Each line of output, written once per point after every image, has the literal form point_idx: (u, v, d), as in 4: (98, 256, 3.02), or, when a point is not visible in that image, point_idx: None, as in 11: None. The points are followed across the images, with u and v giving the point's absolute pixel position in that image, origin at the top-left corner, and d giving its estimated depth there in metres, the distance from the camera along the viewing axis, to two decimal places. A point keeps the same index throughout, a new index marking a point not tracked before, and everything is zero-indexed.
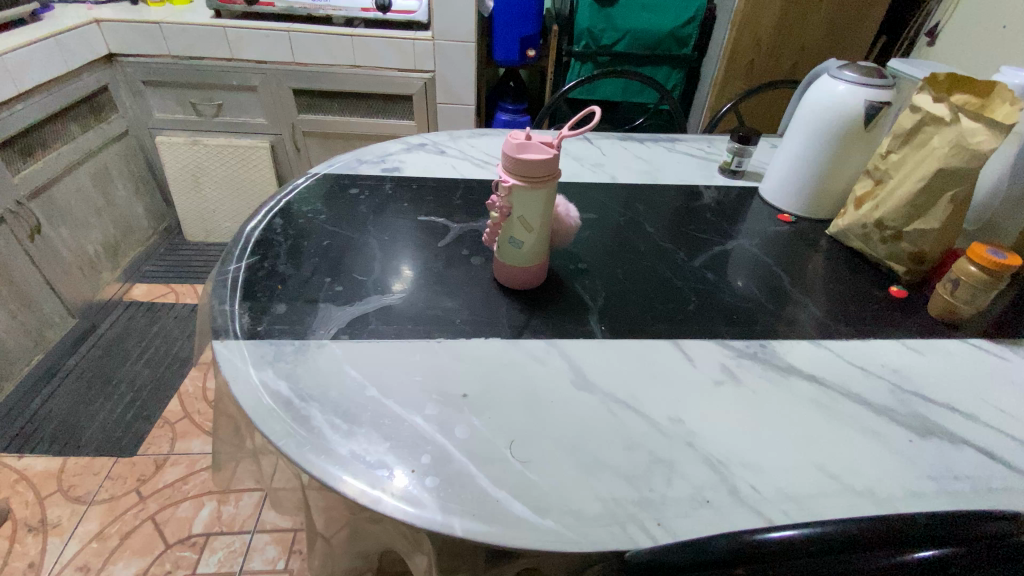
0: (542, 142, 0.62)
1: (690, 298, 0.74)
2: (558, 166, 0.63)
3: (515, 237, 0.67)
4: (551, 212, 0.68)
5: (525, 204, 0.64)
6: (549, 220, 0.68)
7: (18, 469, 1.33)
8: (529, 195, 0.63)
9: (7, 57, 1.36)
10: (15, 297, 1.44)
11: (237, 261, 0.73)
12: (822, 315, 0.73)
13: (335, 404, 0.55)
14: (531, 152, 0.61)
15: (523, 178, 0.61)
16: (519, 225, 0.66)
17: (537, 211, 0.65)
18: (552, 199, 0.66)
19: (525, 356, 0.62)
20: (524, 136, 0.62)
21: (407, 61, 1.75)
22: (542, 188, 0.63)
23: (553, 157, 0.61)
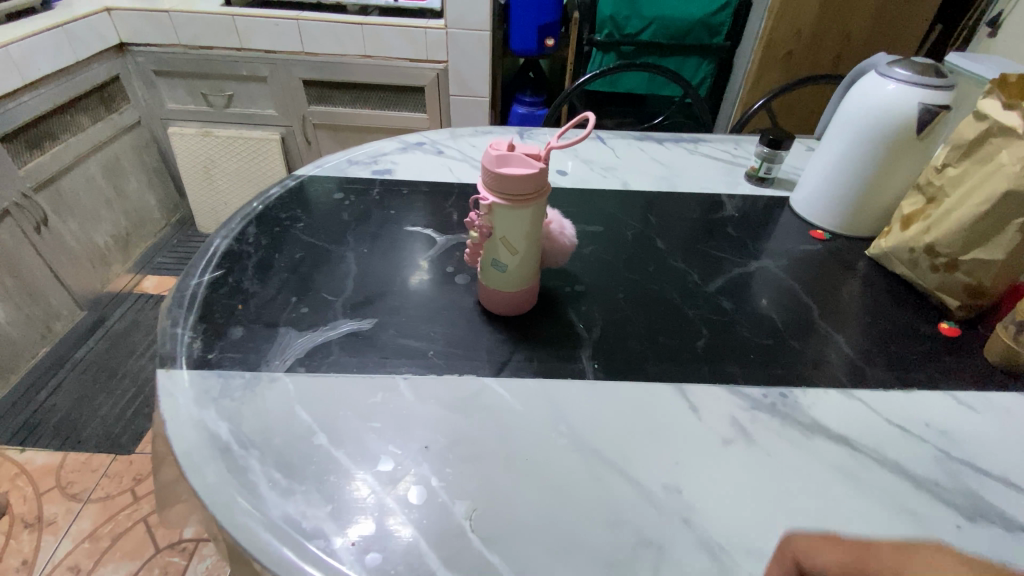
0: (527, 154, 0.54)
1: (701, 331, 0.64)
2: (547, 181, 0.54)
3: (497, 260, 0.59)
4: (540, 232, 0.59)
5: (507, 224, 0.55)
6: (537, 241, 0.59)
7: (19, 463, 1.32)
8: (512, 214, 0.55)
9: (12, 48, 1.32)
10: (22, 290, 1.43)
11: (200, 276, 0.67)
12: (857, 356, 0.63)
13: (278, 454, 0.48)
14: (513, 165, 0.53)
15: (505, 195, 0.53)
16: (502, 247, 0.57)
17: (522, 232, 0.56)
18: (539, 218, 0.57)
19: (501, 399, 0.54)
20: (506, 147, 0.53)
21: (419, 51, 1.66)
22: (528, 207, 0.54)
23: (540, 171, 0.52)
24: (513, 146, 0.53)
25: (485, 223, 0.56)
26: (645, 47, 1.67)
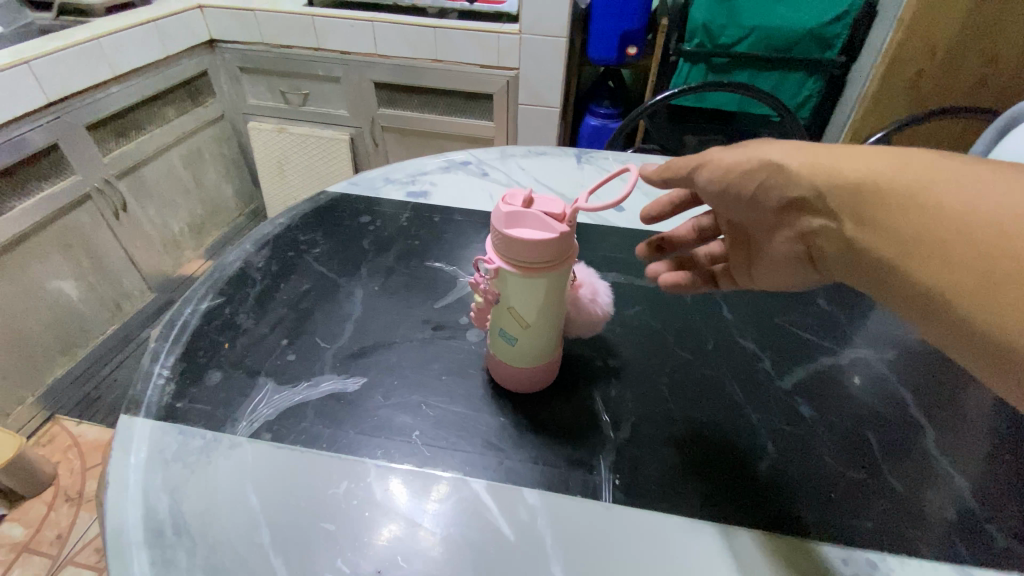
0: (548, 210, 0.42)
1: (764, 446, 0.49)
2: (569, 247, 0.42)
3: (505, 331, 0.48)
4: (561, 304, 0.48)
5: (519, 295, 0.44)
6: (557, 314, 0.48)
7: (73, 436, 1.36)
8: (524, 283, 0.43)
9: (104, 39, 1.37)
10: (95, 270, 1.48)
11: (197, 304, 0.62)
12: (981, 512, 0.46)
13: (209, 551, 0.41)
14: (526, 228, 0.41)
15: (516, 261, 0.42)
16: (510, 318, 0.46)
17: (537, 306, 0.45)
18: (559, 289, 0.45)
19: (486, 513, 0.44)
20: (521, 202, 0.42)
21: (490, 57, 1.54)
22: (544, 277, 0.43)
23: (561, 238, 0.41)
24: (530, 199, 0.42)
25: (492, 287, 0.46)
26: (742, 58, 1.44)
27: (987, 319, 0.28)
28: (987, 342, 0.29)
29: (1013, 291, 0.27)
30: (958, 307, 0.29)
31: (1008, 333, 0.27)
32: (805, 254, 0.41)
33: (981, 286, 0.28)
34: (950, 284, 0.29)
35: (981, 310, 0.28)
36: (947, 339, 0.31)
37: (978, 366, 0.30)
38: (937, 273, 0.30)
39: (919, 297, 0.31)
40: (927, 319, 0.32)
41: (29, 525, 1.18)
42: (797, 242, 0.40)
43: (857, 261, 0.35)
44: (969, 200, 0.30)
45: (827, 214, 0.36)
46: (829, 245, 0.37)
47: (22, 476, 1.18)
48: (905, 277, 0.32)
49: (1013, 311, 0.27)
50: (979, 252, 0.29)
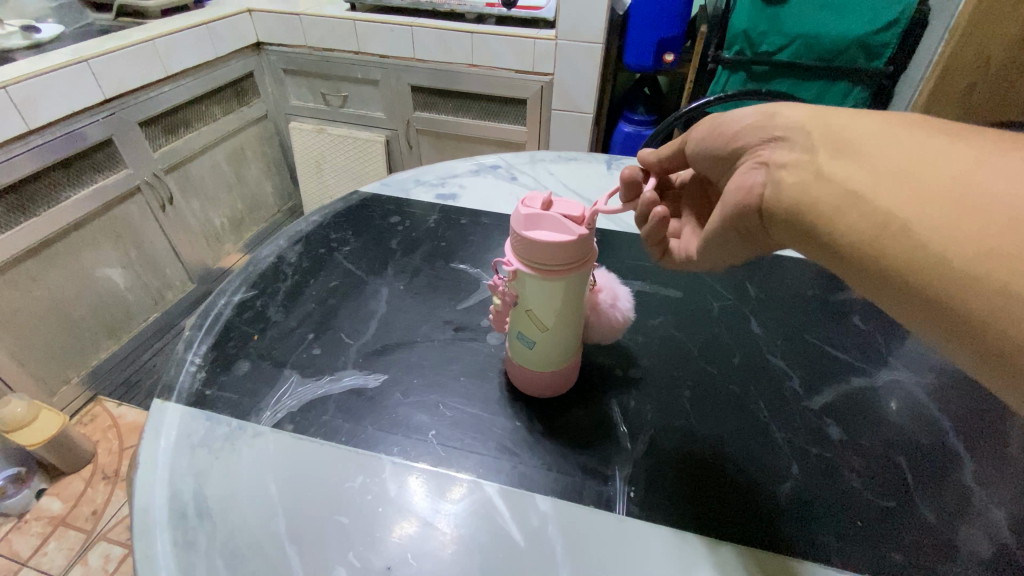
0: (567, 213, 0.42)
1: (791, 467, 0.48)
2: (590, 249, 0.42)
3: (523, 334, 0.48)
4: (581, 308, 0.47)
5: (537, 298, 0.44)
6: (575, 319, 0.47)
7: (113, 417, 1.43)
8: (542, 287, 0.43)
9: (158, 41, 1.44)
10: (141, 259, 1.55)
11: (231, 296, 0.65)
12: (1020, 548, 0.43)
13: (228, 536, 0.42)
14: (545, 230, 0.41)
15: (535, 265, 0.42)
16: (529, 320, 0.46)
17: (555, 309, 0.45)
18: (578, 294, 0.45)
19: (498, 517, 0.44)
20: (540, 204, 0.42)
21: (526, 62, 1.55)
22: (562, 281, 0.43)
23: (581, 241, 0.41)
24: (550, 201, 0.43)
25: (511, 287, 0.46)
26: (783, 66, 1.40)
27: (936, 240, 0.29)
28: (931, 268, 0.29)
29: (966, 215, 0.28)
30: (910, 230, 0.30)
31: (952, 251, 0.28)
32: (756, 197, 0.39)
33: (935, 204, 0.30)
34: (909, 207, 0.30)
35: (932, 231, 0.29)
36: (882, 273, 0.31)
37: (906, 302, 0.31)
38: (896, 199, 0.31)
39: (870, 225, 0.32)
40: (870, 253, 0.32)
41: (67, 499, 1.23)
42: (756, 174, 0.39)
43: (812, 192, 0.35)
44: (938, 146, 0.32)
45: (800, 149, 0.37)
46: (790, 176, 0.36)
47: (63, 452, 1.24)
48: (862, 203, 0.32)
49: (962, 234, 0.28)
50: (942, 182, 0.30)
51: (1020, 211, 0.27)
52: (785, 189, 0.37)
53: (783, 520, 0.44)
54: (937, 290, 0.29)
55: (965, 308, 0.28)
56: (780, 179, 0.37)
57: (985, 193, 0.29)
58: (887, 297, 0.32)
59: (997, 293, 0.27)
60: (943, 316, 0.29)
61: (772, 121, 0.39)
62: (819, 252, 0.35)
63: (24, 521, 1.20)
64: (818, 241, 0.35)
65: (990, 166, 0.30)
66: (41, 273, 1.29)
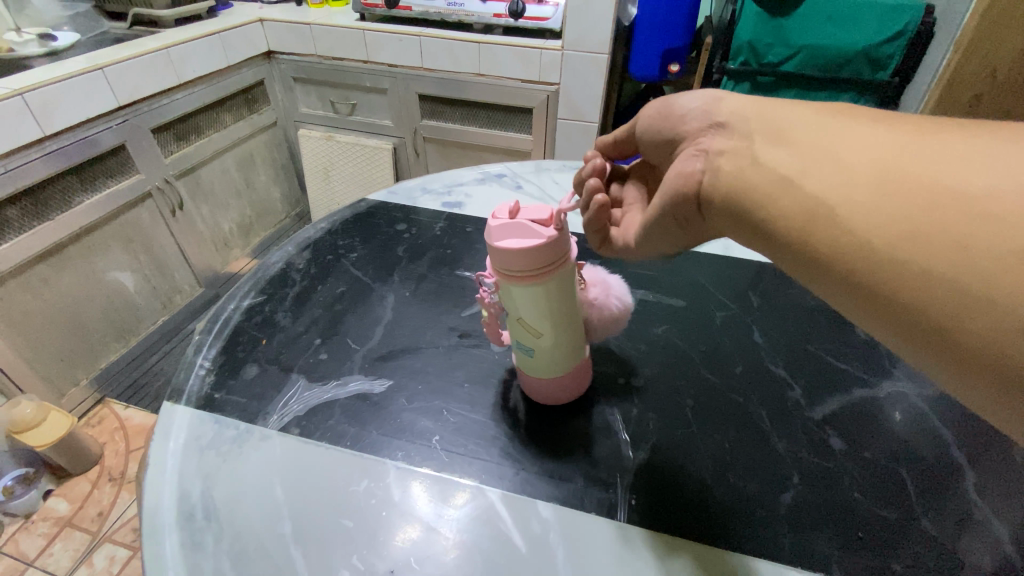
0: (535, 218, 0.43)
1: (790, 476, 0.48)
2: (563, 248, 0.43)
3: (520, 342, 0.49)
4: (570, 309, 0.47)
5: (522, 305, 0.45)
6: (568, 321, 0.48)
7: (121, 419, 1.44)
8: (524, 292, 0.44)
9: (172, 49, 1.47)
10: (150, 263, 1.57)
11: (240, 301, 0.66)
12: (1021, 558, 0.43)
13: (234, 537, 0.43)
14: (515, 238, 0.42)
15: (514, 273, 0.43)
16: (522, 328, 0.47)
17: (541, 313, 0.45)
18: (562, 296, 0.45)
19: (500, 522, 0.44)
20: (507, 214, 0.43)
21: (532, 71, 1.56)
22: (539, 285, 0.43)
23: (551, 243, 0.42)
24: (516, 209, 0.43)
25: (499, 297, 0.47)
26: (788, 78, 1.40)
27: (862, 224, 0.29)
28: (857, 253, 0.29)
29: (892, 197, 0.29)
30: (838, 214, 0.30)
31: (876, 234, 0.29)
32: (694, 185, 0.38)
33: (860, 188, 0.30)
34: (838, 192, 0.30)
35: (860, 215, 0.29)
36: (813, 258, 0.32)
37: (837, 286, 0.31)
38: (825, 183, 0.31)
39: (801, 209, 0.32)
40: (803, 238, 0.32)
41: (74, 501, 1.24)
42: (694, 161, 0.38)
43: (747, 177, 0.35)
44: (868, 127, 0.33)
45: (739, 136, 0.37)
46: (728, 164, 0.36)
47: (70, 453, 1.25)
48: (793, 188, 0.32)
49: (887, 217, 0.28)
50: (870, 163, 0.30)
51: (941, 191, 0.27)
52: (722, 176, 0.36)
53: (769, 526, 0.44)
54: (865, 270, 0.29)
55: (893, 290, 0.28)
56: (717, 166, 0.37)
57: (910, 172, 0.29)
58: (819, 280, 0.32)
59: (920, 272, 0.27)
60: (872, 298, 0.30)
61: (718, 108, 0.39)
62: (756, 237, 0.35)
63: (31, 522, 1.21)
64: (755, 227, 0.35)
65: (916, 146, 0.30)
66: (53, 276, 1.31)
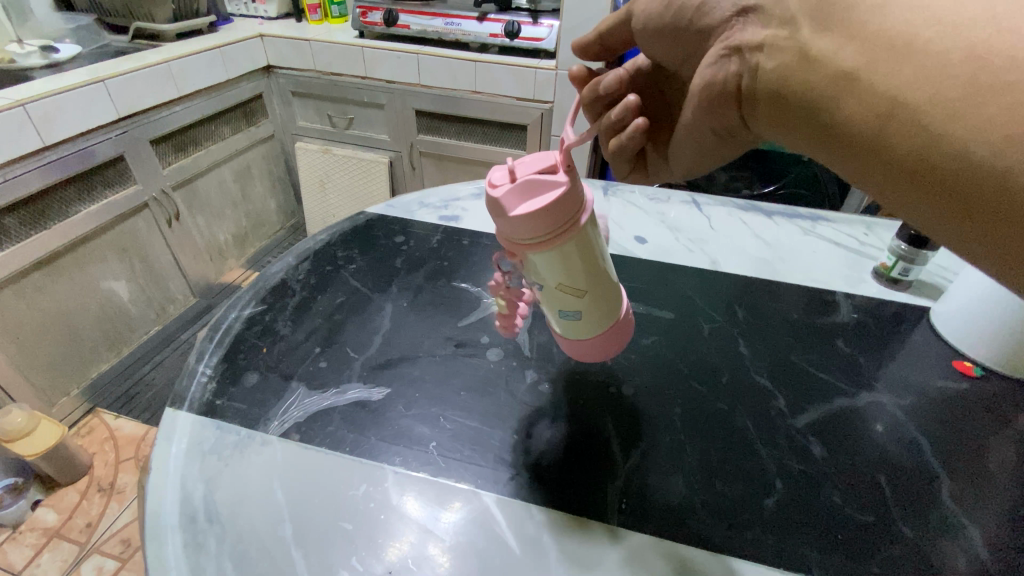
0: (538, 170, 0.40)
1: (774, 484, 0.50)
2: (579, 187, 0.40)
3: (565, 310, 0.45)
4: (602, 254, 0.44)
5: (552, 270, 0.42)
6: (605, 269, 0.44)
7: (110, 429, 1.42)
8: (553, 255, 0.41)
9: (173, 63, 1.49)
10: (145, 273, 1.57)
11: (241, 310, 0.67)
12: (996, 567, 0.45)
13: (236, 537, 0.44)
14: (528, 198, 0.39)
15: (544, 237, 0.40)
16: (563, 295, 0.44)
17: (574, 270, 0.42)
18: (592, 245, 0.43)
19: (495, 525, 0.46)
20: (507, 177, 0.40)
21: (527, 90, 1.60)
22: (570, 240, 0.41)
23: (569, 188, 0.39)
24: (513, 168, 0.41)
25: (530, 275, 0.44)
26: None
27: (955, 128, 0.29)
28: (949, 155, 0.29)
29: (985, 95, 0.28)
30: (922, 115, 0.30)
31: (976, 141, 0.28)
32: (733, 86, 0.44)
33: (948, 83, 0.29)
34: (920, 88, 0.30)
35: (944, 114, 0.29)
36: (893, 159, 0.32)
37: (917, 192, 0.32)
38: (903, 77, 0.31)
39: (872, 107, 0.32)
40: (876, 136, 0.32)
41: (62, 511, 1.23)
42: (730, 62, 0.43)
43: (806, 75, 0.36)
44: (970, 20, 0.29)
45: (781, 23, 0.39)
46: (770, 60, 0.39)
47: (59, 462, 1.24)
48: (858, 84, 0.33)
49: (986, 119, 0.28)
50: (965, 54, 0.29)
51: None
52: (764, 70, 0.40)
53: (754, 532, 0.46)
54: (955, 173, 0.29)
55: (986, 193, 0.28)
56: (757, 63, 0.40)
57: (1011, 64, 0.27)
58: (896, 183, 0.33)
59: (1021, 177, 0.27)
60: (960, 203, 0.30)
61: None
62: (825, 135, 0.36)
63: (18, 531, 1.19)
64: (823, 126, 0.36)
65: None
66: (47, 284, 1.31)
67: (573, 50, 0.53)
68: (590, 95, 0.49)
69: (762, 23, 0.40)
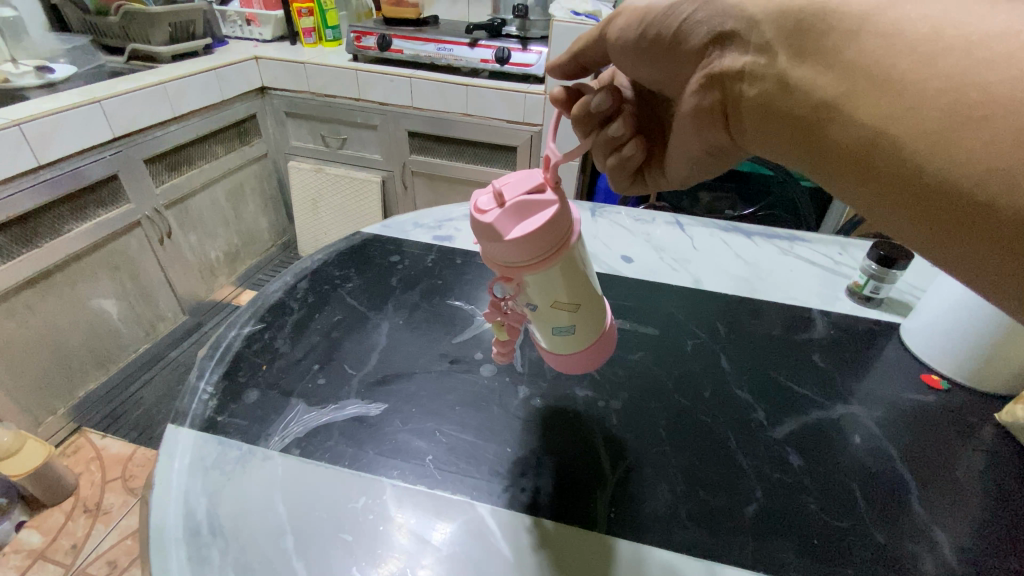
0: (527, 191, 0.42)
1: (755, 492, 0.52)
2: (568, 206, 0.43)
3: (558, 326, 0.48)
4: (588, 269, 0.47)
5: (548, 289, 0.45)
6: (591, 284, 0.47)
7: (97, 448, 1.41)
8: (547, 274, 0.44)
9: (169, 84, 1.52)
10: (135, 290, 1.58)
11: (240, 328, 0.69)
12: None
13: (238, 551, 0.45)
14: (521, 220, 0.41)
15: (539, 257, 0.42)
16: (558, 312, 0.46)
17: (565, 287, 0.45)
18: (580, 259, 0.46)
19: (490, 535, 0.47)
20: (497, 200, 0.42)
21: (517, 113, 1.65)
22: (562, 258, 0.43)
23: (561, 207, 0.42)
24: (500, 191, 0.42)
25: (522, 297, 0.46)
26: None
27: (936, 158, 0.31)
28: (932, 184, 0.31)
29: (962, 126, 0.30)
30: (902, 145, 0.32)
31: (959, 171, 0.30)
32: (719, 108, 0.48)
33: (925, 115, 0.31)
34: (900, 118, 0.32)
35: (922, 143, 0.31)
36: (882, 183, 0.34)
37: (904, 215, 0.34)
38: (883, 106, 0.33)
39: (858, 135, 0.35)
40: (863, 161, 0.35)
41: (47, 533, 1.21)
42: (710, 92, 0.47)
43: (788, 105, 0.40)
44: (949, 49, 0.31)
45: (758, 50, 0.41)
46: (750, 88, 0.43)
47: (46, 483, 1.23)
48: (841, 113, 0.35)
49: (967, 152, 0.29)
50: (942, 86, 0.30)
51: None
52: (747, 97, 0.44)
53: (736, 537, 0.49)
54: (938, 199, 0.31)
55: (968, 218, 0.30)
56: (739, 89, 0.44)
57: (987, 95, 0.29)
58: (883, 205, 0.35)
59: (1002, 203, 0.28)
60: (946, 225, 0.31)
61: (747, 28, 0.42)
62: (818, 156, 0.39)
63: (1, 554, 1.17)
64: (814, 146, 0.38)
65: (1006, 66, 0.29)
66: (37, 303, 1.31)
67: (549, 70, 0.56)
68: (580, 113, 0.52)
69: (741, 49, 0.43)
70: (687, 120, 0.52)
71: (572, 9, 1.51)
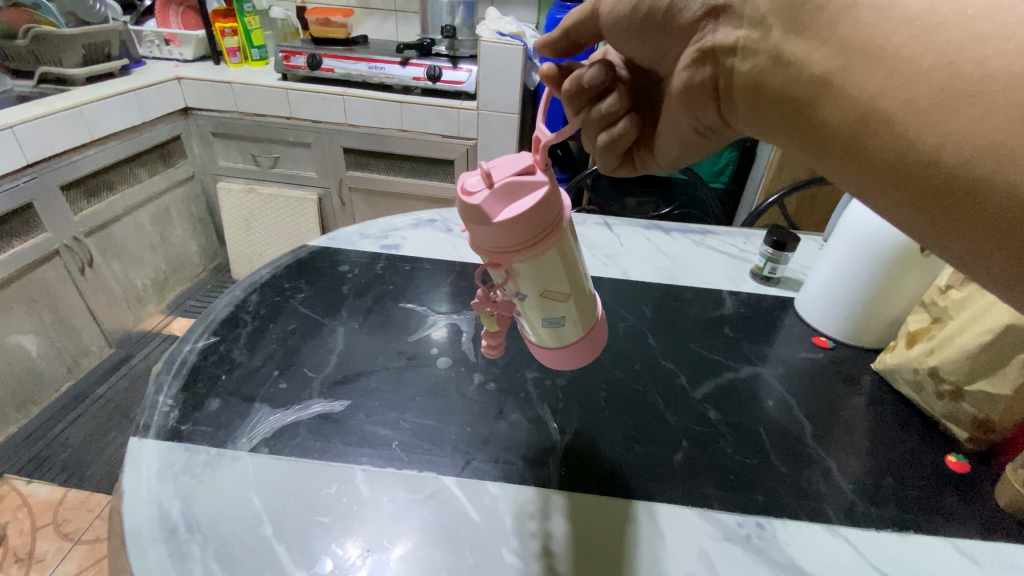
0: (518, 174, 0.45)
1: (681, 444, 0.61)
2: (557, 193, 0.47)
3: (551, 317, 0.53)
4: (573, 257, 0.51)
5: (539, 273, 0.49)
6: (575, 273, 0.52)
7: (23, 495, 1.30)
8: (533, 260, 0.48)
9: (86, 106, 1.45)
10: (55, 324, 1.48)
11: (194, 343, 0.70)
12: (858, 498, 0.58)
13: (219, 542, 0.48)
14: (510, 202, 0.45)
15: (525, 241, 0.46)
16: (549, 301, 0.51)
17: (552, 273, 0.49)
18: (566, 248, 0.50)
19: (457, 501, 0.53)
20: (485, 181, 0.45)
21: (451, 128, 1.72)
22: (546, 245, 0.47)
23: (550, 192, 0.46)
24: (489, 173, 0.45)
25: (512, 284, 0.50)
26: None
27: (926, 135, 0.31)
28: (922, 163, 0.31)
29: (954, 101, 0.30)
30: (893, 121, 0.32)
31: (949, 150, 0.30)
32: (710, 84, 0.49)
33: (911, 93, 0.31)
34: (894, 92, 0.32)
35: (915, 116, 0.31)
36: (871, 160, 0.34)
37: (892, 193, 0.34)
38: (876, 82, 0.33)
39: (849, 113, 0.35)
40: (851, 139, 0.35)
41: None
42: (705, 67, 0.47)
43: (783, 80, 0.40)
44: (942, 24, 0.31)
45: (751, 24, 0.42)
46: (744, 63, 0.43)
47: None
48: (833, 89, 0.35)
49: (957, 129, 0.30)
50: (938, 61, 0.30)
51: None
52: (739, 72, 0.44)
53: (664, 483, 0.56)
54: (929, 177, 0.31)
55: (954, 198, 0.31)
56: (732, 64, 0.44)
57: (981, 72, 0.29)
58: (874, 183, 0.35)
59: (996, 177, 0.28)
60: (932, 205, 0.32)
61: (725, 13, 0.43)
62: (807, 133, 0.39)
63: None
64: (805, 122, 0.39)
65: (1000, 40, 0.29)
66: None
67: (540, 46, 0.58)
68: (573, 88, 0.54)
69: (734, 23, 0.43)
70: (679, 96, 0.52)
71: (497, 30, 1.62)
